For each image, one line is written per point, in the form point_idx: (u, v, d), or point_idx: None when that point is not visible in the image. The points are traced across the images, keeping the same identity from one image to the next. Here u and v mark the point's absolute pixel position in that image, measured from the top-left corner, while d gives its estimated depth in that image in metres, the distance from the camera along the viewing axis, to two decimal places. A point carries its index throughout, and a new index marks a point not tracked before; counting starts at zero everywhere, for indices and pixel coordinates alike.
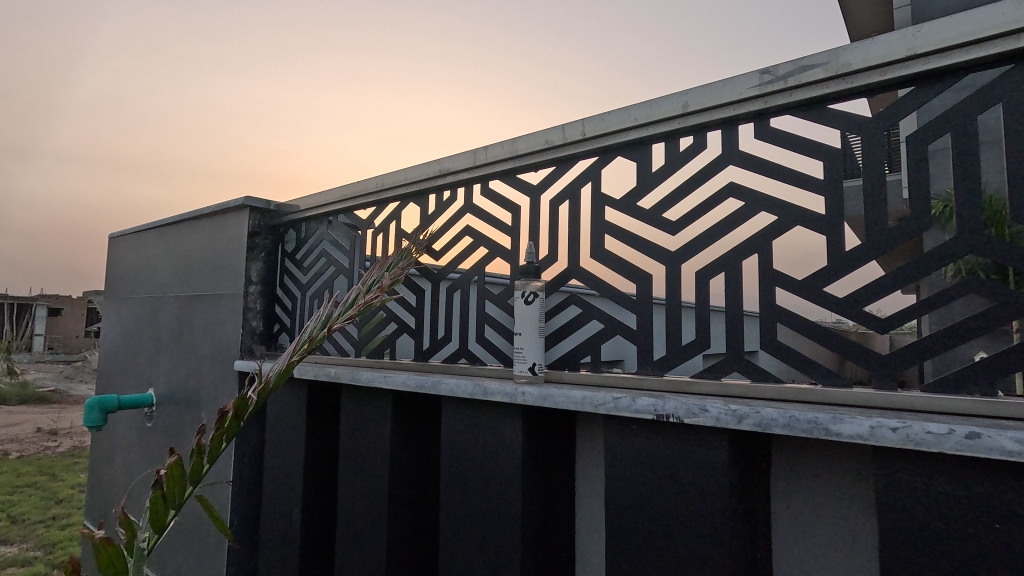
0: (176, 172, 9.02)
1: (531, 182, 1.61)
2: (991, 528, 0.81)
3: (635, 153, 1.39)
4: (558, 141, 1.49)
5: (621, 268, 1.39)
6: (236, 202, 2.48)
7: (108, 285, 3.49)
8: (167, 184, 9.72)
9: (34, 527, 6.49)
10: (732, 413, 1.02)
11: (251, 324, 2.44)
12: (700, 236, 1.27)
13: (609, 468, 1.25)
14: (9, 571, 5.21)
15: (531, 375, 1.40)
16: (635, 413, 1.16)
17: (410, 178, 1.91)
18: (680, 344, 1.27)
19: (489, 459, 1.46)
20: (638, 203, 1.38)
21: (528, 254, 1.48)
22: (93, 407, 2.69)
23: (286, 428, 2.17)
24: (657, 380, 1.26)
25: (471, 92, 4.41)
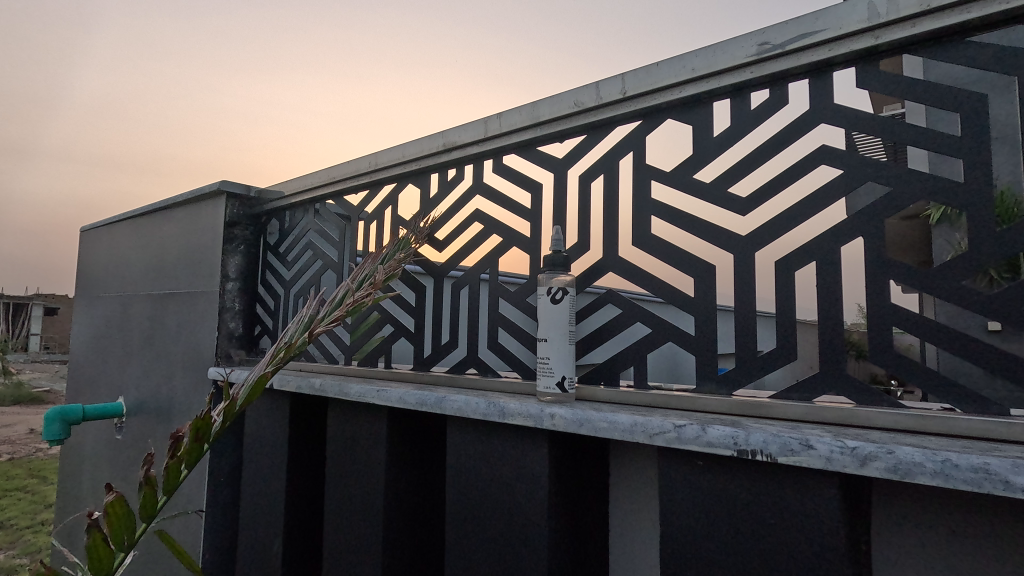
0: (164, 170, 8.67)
1: (556, 155, 1.33)
2: None
3: (692, 114, 1.11)
4: (591, 103, 1.21)
5: (671, 258, 1.11)
6: (211, 188, 2.20)
7: (79, 283, 3.20)
8: (148, 185, 9.29)
9: (21, 533, 6.14)
10: (853, 452, 0.74)
11: (228, 327, 2.16)
12: (780, 215, 0.99)
13: (665, 513, 0.97)
14: None
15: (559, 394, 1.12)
16: (706, 447, 0.87)
17: (409, 155, 1.63)
18: (756, 354, 0.99)
19: (505, 494, 1.18)
20: (695, 176, 1.10)
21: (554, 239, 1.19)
22: (53, 418, 2.38)
23: (266, 446, 1.88)
24: (725, 401, 0.98)
25: None
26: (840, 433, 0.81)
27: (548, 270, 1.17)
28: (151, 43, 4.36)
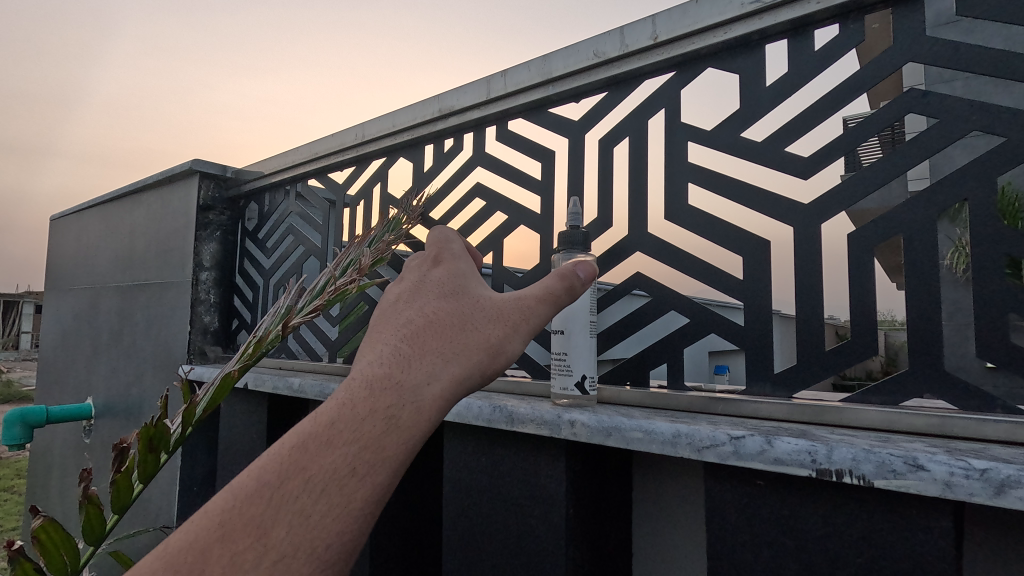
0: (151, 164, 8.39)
1: (572, 118, 1.14)
2: None
3: (740, 60, 0.93)
4: (614, 52, 1.03)
5: (713, 233, 0.93)
6: (182, 167, 2.00)
7: (49, 276, 2.99)
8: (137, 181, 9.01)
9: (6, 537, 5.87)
10: (984, 475, 0.56)
11: (202, 321, 1.97)
12: (854, 178, 0.81)
13: (713, 544, 0.78)
14: None
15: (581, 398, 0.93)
16: (774, 466, 0.69)
17: (400, 123, 1.44)
18: (825, 349, 0.81)
19: (512, 518, 0.98)
20: (743, 135, 0.92)
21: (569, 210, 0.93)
22: (13, 421, 2.20)
23: (241, 454, 1.69)
24: (787, 407, 0.80)
25: None
26: (954, 448, 0.63)
27: (564, 250, 0.92)
28: (128, 27, 4.12)
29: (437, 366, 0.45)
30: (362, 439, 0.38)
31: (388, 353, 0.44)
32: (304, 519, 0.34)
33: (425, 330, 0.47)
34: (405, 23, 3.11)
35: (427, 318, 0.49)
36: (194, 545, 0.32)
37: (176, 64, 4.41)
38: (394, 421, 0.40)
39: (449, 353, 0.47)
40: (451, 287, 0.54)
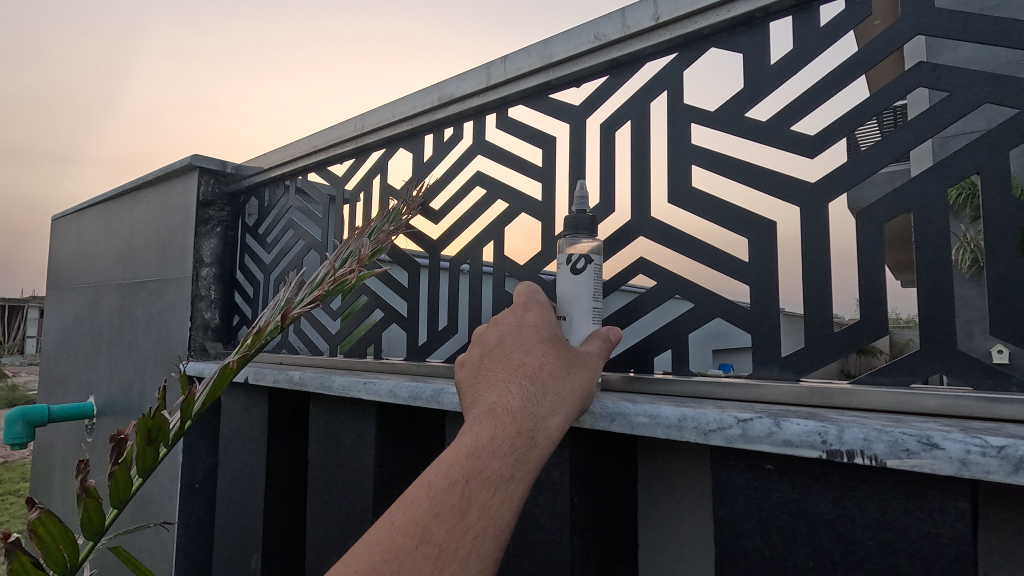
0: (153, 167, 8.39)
1: (573, 102, 1.13)
2: None
3: (746, 40, 0.91)
4: (615, 35, 1.01)
5: (716, 217, 0.91)
6: (182, 163, 1.99)
7: (50, 277, 2.98)
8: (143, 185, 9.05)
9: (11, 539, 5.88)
10: (997, 452, 0.54)
11: (202, 318, 1.96)
12: (862, 156, 0.79)
13: (720, 530, 0.76)
14: None
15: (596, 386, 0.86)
16: (782, 447, 0.67)
17: (398, 113, 1.42)
18: (832, 331, 0.79)
19: (515, 509, 0.97)
20: (747, 115, 0.90)
21: (575, 197, 0.93)
22: (14, 420, 2.19)
23: (241, 452, 1.68)
24: (796, 389, 0.78)
25: None
26: (965, 425, 0.61)
27: (571, 236, 0.89)
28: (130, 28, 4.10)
29: (558, 403, 0.56)
30: (514, 455, 0.50)
31: (522, 386, 0.55)
32: (483, 514, 0.45)
33: (545, 370, 0.58)
34: (402, 18, 3.09)
35: (543, 360, 0.59)
36: (407, 529, 0.43)
37: (176, 65, 4.42)
38: (531, 443, 0.51)
39: (564, 390, 0.58)
40: (550, 330, 0.65)
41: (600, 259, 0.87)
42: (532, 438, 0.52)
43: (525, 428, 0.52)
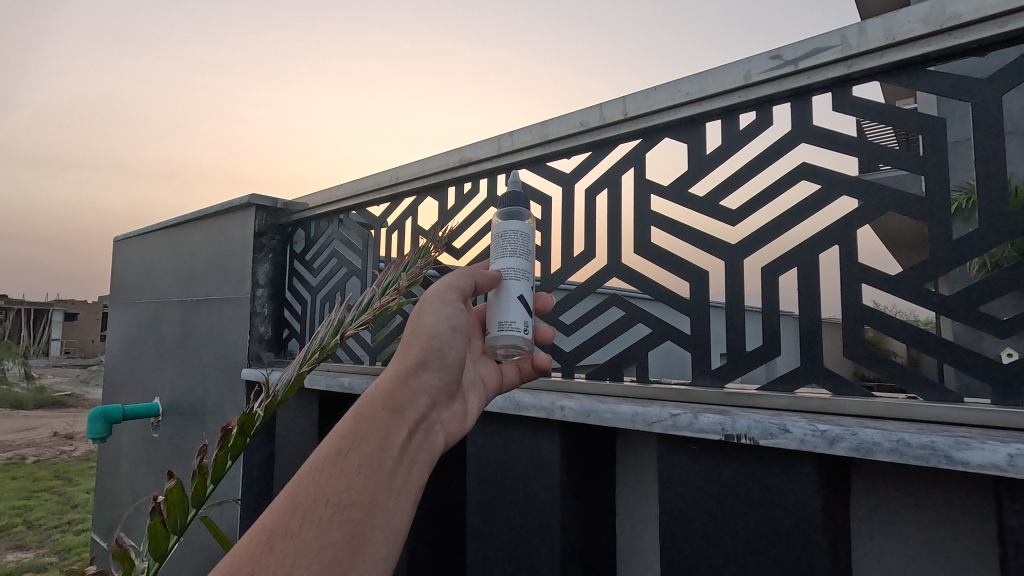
0: (186, 177, 8.86)
1: (564, 170, 1.45)
2: None
3: (689, 134, 1.22)
4: (595, 122, 1.33)
5: (669, 265, 1.23)
6: (241, 200, 2.34)
7: (113, 290, 3.37)
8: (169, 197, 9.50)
9: (50, 533, 6.25)
10: (821, 433, 0.86)
11: (258, 331, 2.31)
12: (767, 227, 1.10)
13: (665, 492, 1.08)
14: None
15: (518, 338, 0.96)
16: (698, 433, 0.99)
17: (427, 168, 1.76)
18: (744, 351, 1.11)
19: (522, 482, 1.29)
20: (690, 189, 1.21)
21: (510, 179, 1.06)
22: (97, 418, 2.56)
23: (297, 443, 2.02)
24: (717, 393, 1.08)
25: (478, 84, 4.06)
26: (814, 417, 0.93)
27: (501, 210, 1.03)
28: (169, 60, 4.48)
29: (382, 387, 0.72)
30: (343, 440, 0.62)
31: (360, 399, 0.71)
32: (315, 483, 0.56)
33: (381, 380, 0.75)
34: None
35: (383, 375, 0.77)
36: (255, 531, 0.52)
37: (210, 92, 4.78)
38: (358, 425, 0.65)
39: (394, 376, 0.75)
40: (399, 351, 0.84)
41: (526, 228, 0.99)
42: (375, 408, 0.68)
43: (364, 409, 0.68)
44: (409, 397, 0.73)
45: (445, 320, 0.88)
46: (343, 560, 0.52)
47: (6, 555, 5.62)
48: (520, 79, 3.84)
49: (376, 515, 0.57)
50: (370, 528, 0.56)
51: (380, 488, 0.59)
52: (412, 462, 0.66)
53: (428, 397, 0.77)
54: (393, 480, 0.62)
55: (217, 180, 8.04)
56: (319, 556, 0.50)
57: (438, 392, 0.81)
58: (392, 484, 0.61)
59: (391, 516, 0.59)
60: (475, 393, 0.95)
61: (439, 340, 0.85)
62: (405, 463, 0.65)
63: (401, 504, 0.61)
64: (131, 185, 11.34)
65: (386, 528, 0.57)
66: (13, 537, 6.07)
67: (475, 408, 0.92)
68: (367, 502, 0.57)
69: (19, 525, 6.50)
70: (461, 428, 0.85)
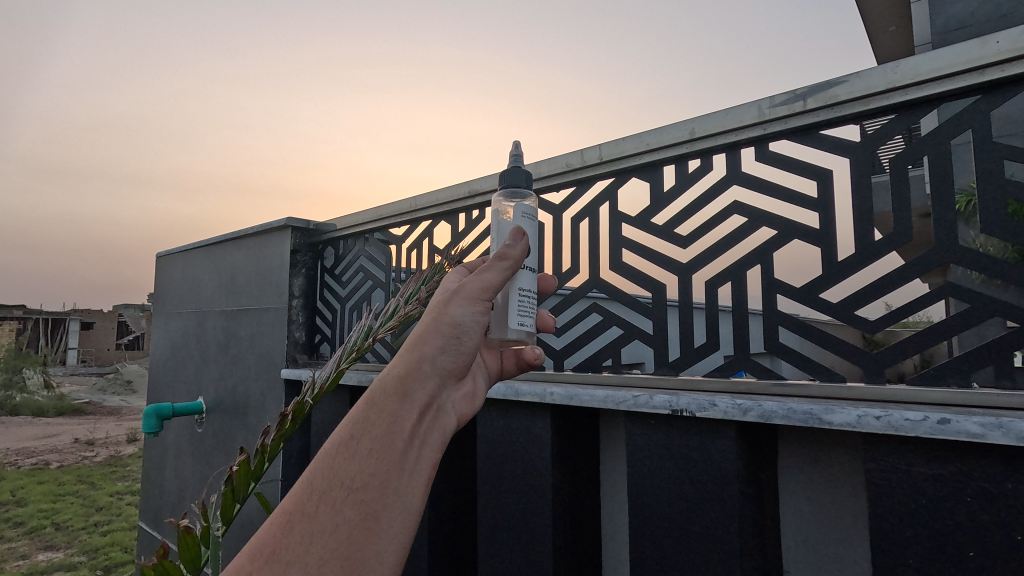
0: (205, 192, 9.30)
1: (554, 201, 1.77)
2: (944, 483, 0.95)
3: (650, 174, 1.54)
4: (578, 164, 1.65)
5: (637, 279, 1.54)
6: (279, 222, 2.69)
7: (157, 301, 3.74)
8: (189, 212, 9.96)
9: (77, 534, 6.59)
10: (737, 405, 1.17)
11: (294, 335, 2.64)
12: (709, 249, 1.41)
13: (631, 457, 1.39)
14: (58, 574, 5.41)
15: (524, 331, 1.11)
16: (653, 408, 1.30)
17: (442, 197, 2.09)
18: (694, 346, 1.42)
19: (522, 454, 1.60)
20: (652, 219, 1.53)
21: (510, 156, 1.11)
22: (150, 414, 2.90)
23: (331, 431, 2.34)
24: (671, 380, 1.38)
25: (479, 109, 4.41)
26: (736, 394, 1.24)
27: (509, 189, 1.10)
28: None
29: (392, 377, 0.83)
30: (356, 431, 0.74)
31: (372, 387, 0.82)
32: (328, 470, 0.68)
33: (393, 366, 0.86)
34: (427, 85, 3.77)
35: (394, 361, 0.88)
36: (283, 508, 0.65)
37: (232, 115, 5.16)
38: (369, 415, 0.76)
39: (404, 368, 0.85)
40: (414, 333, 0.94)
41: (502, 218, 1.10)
42: (388, 394, 0.80)
43: (378, 396, 0.79)
44: (418, 383, 0.85)
45: (470, 316, 0.98)
46: (360, 532, 0.65)
47: (39, 554, 5.98)
48: (521, 103, 4.19)
49: (388, 493, 0.70)
50: (382, 505, 0.68)
51: (392, 468, 0.72)
52: (419, 444, 0.79)
53: (438, 380, 0.90)
54: (404, 459, 0.75)
55: (237, 194, 8.48)
56: (336, 532, 0.63)
57: (448, 375, 0.93)
58: (402, 466, 0.74)
59: (400, 493, 0.71)
60: (479, 372, 1.10)
61: (458, 328, 0.96)
62: (414, 445, 0.78)
63: (411, 483, 0.73)
64: (150, 198, 11.81)
65: (397, 503, 0.70)
66: (44, 538, 6.44)
67: (480, 388, 1.06)
68: (380, 482, 0.70)
69: (48, 527, 6.85)
70: (469, 406, 1.00)
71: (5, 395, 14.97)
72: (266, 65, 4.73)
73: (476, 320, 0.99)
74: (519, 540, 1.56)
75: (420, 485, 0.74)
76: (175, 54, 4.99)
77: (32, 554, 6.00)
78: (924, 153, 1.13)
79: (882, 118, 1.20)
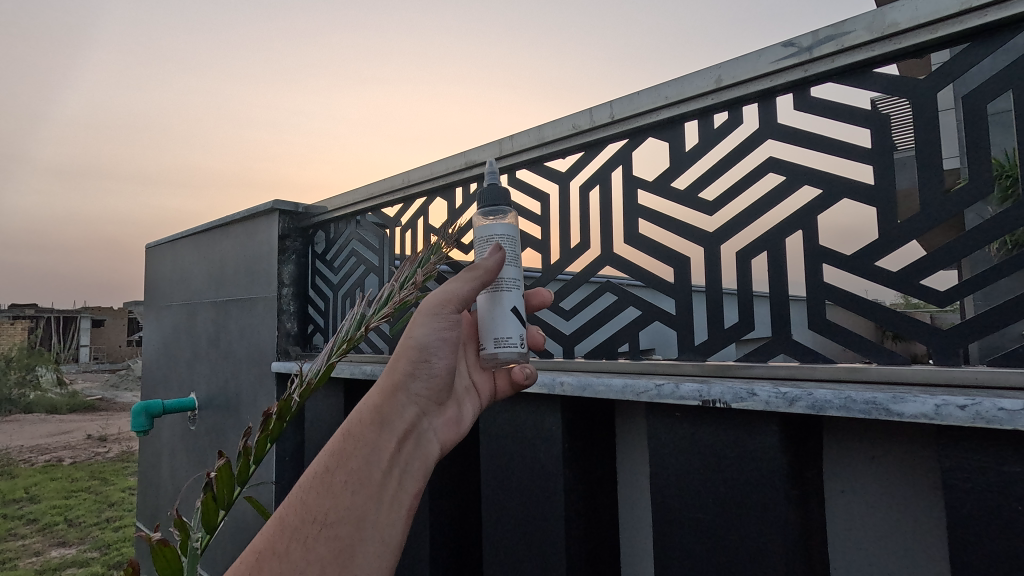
0: (207, 185, 9.15)
1: (560, 169, 1.59)
2: None
3: (669, 133, 1.35)
4: (586, 125, 1.47)
5: (656, 252, 1.36)
6: (265, 206, 2.52)
7: (148, 295, 3.59)
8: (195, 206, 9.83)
9: (91, 530, 6.53)
10: (780, 394, 0.99)
11: (285, 327, 2.48)
12: (741, 215, 1.22)
13: (655, 455, 1.22)
14: (70, 571, 5.32)
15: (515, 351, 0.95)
16: (679, 399, 1.13)
17: (437, 171, 1.91)
18: (724, 326, 1.23)
19: (530, 452, 1.43)
20: (672, 184, 1.34)
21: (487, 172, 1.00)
22: (139, 412, 2.76)
23: (327, 427, 2.19)
24: (700, 366, 1.21)
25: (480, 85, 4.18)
26: (778, 383, 1.06)
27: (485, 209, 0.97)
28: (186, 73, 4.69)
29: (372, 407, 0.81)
30: (332, 463, 0.72)
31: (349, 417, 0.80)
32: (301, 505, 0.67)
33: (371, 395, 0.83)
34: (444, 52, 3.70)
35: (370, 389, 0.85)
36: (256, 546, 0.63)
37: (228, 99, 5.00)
38: (344, 447, 0.74)
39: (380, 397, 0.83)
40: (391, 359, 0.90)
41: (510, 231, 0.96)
42: (364, 424, 0.78)
43: (353, 426, 0.77)
44: (396, 411, 0.82)
45: (436, 332, 0.89)
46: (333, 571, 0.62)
47: (52, 551, 5.91)
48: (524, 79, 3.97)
49: (364, 528, 0.68)
50: (357, 539, 0.66)
51: (368, 501, 0.70)
52: (399, 473, 0.76)
53: (417, 407, 0.87)
54: (381, 491, 0.72)
55: (238, 187, 8.32)
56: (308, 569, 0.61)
57: (429, 399, 0.89)
58: (379, 495, 0.71)
59: (376, 524, 0.69)
60: (468, 396, 1.02)
61: (430, 350, 0.90)
62: (393, 474, 0.76)
63: (391, 513, 0.72)
64: (154, 193, 11.69)
65: (373, 534, 0.68)
66: (57, 534, 6.37)
67: (469, 409, 0.99)
68: (356, 515, 0.68)
69: (61, 523, 6.80)
70: (457, 428, 0.95)
71: (19, 393, 15.01)
72: (255, 54, 4.54)
73: (443, 340, 0.91)
74: (529, 547, 1.40)
75: (399, 516, 0.72)
76: (165, 42, 4.81)
77: (45, 550, 5.93)
78: (1006, 87, 0.93)
79: (951, 51, 1.00)
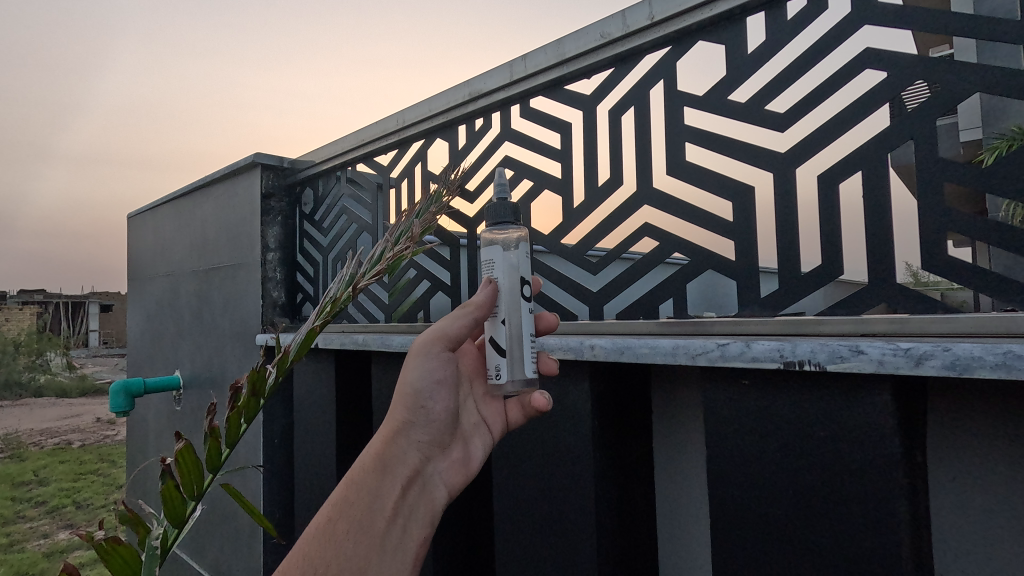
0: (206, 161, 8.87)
1: (585, 92, 1.31)
2: None
3: (723, 31, 1.07)
4: (618, 33, 1.19)
5: (707, 182, 1.09)
6: (245, 161, 2.26)
7: (131, 268, 3.35)
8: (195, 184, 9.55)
9: (99, 512, 6.41)
10: (900, 351, 0.73)
11: (271, 295, 2.23)
12: (825, 126, 0.95)
13: (713, 432, 0.96)
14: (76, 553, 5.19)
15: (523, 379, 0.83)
16: (752, 361, 0.87)
17: (436, 107, 1.64)
18: (802, 271, 0.97)
19: (552, 429, 1.18)
20: (730, 97, 1.06)
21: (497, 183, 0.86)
22: (117, 391, 2.52)
23: (319, 404, 1.95)
24: (773, 321, 0.94)
25: None
26: (889, 338, 0.79)
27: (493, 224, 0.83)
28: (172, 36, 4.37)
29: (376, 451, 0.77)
30: (336, 509, 0.68)
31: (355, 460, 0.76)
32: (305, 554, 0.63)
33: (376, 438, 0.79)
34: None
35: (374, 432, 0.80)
36: None
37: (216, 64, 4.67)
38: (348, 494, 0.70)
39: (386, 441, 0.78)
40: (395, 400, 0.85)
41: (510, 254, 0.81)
42: (367, 469, 0.74)
43: (358, 471, 0.74)
44: (400, 454, 0.78)
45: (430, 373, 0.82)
46: None
47: (59, 533, 5.79)
48: None
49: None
50: None
51: (370, 550, 0.66)
52: (402, 519, 0.73)
53: (423, 450, 0.81)
54: (384, 539, 0.68)
55: None
56: None
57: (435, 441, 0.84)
58: (383, 544, 0.68)
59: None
60: (477, 432, 0.92)
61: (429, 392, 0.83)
62: (397, 522, 0.72)
63: (393, 561, 0.68)
64: (154, 172, 11.41)
65: None
66: (65, 517, 6.25)
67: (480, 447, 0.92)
68: (358, 565, 0.64)
69: (70, 505, 6.69)
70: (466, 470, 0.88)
71: (29, 376, 14.96)
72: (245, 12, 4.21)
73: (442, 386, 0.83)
74: (551, 544, 1.16)
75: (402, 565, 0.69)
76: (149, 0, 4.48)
77: (52, 532, 5.81)
78: None
79: None
